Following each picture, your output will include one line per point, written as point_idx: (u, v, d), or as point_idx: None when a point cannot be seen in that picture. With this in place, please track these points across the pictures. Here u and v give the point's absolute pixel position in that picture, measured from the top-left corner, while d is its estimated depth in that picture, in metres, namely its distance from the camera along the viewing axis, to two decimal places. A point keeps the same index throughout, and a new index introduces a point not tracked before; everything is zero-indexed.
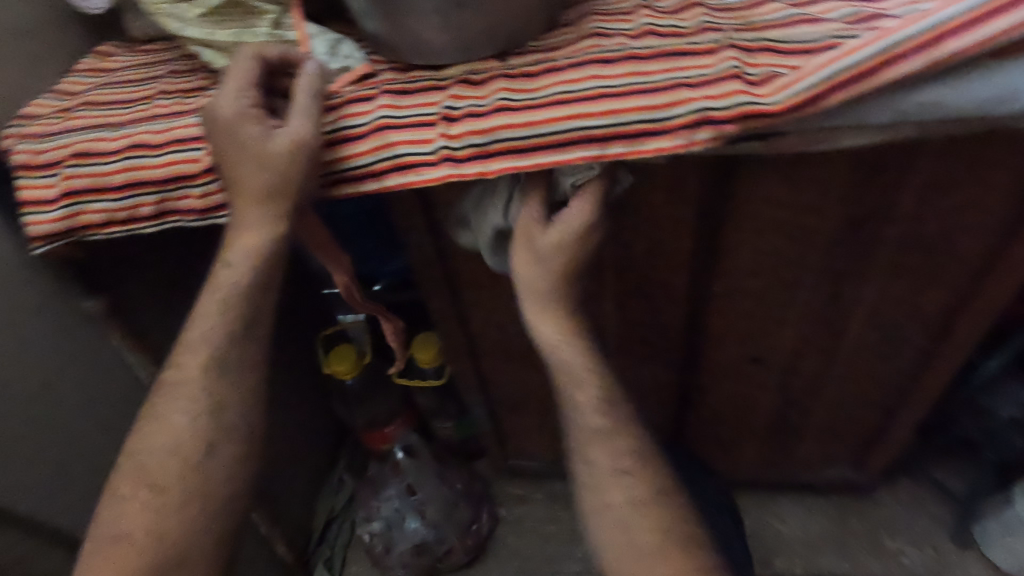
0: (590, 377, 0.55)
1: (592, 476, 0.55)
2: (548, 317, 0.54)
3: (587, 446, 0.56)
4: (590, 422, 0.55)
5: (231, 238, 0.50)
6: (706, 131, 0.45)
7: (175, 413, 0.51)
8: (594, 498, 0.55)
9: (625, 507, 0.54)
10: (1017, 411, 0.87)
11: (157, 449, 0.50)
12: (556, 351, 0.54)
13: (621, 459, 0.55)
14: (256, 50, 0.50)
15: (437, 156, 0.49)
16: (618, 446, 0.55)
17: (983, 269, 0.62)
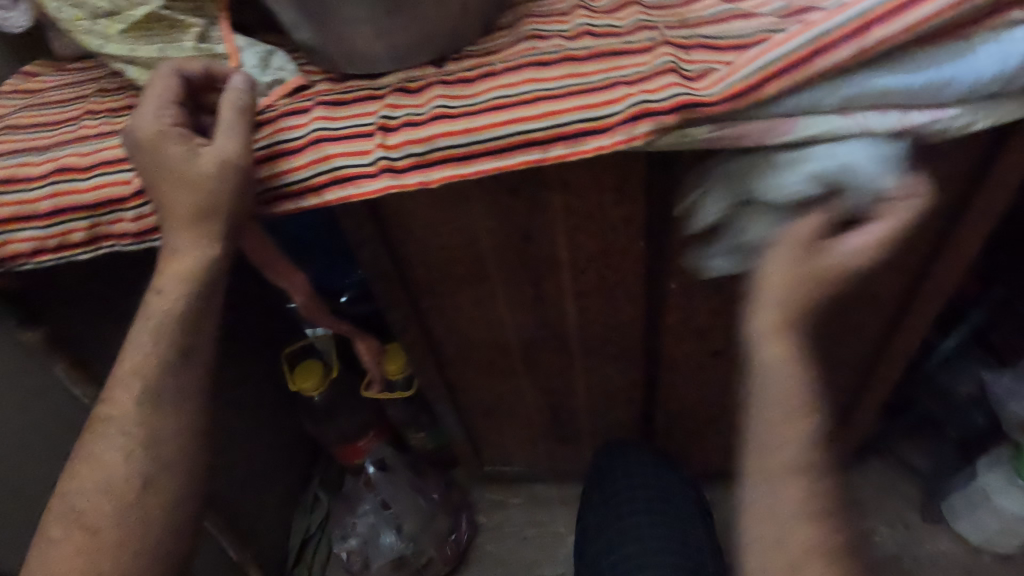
0: (802, 404, 0.46)
1: (774, 513, 0.45)
2: (788, 342, 0.45)
3: (771, 477, 0.46)
4: (794, 456, 0.46)
5: (163, 263, 0.49)
6: (647, 123, 0.43)
7: (107, 450, 0.50)
8: (773, 541, 0.45)
9: (812, 555, 0.44)
10: (974, 388, 0.90)
11: (89, 489, 0.49)
12: (777, 376, 0.45)
13: (809, 496, 0.45)
14: (177, 66, 0.48)
15: (376, 168, 0.47)
16: (815, 485, 0.45)
17: (933, 252, 0.62)
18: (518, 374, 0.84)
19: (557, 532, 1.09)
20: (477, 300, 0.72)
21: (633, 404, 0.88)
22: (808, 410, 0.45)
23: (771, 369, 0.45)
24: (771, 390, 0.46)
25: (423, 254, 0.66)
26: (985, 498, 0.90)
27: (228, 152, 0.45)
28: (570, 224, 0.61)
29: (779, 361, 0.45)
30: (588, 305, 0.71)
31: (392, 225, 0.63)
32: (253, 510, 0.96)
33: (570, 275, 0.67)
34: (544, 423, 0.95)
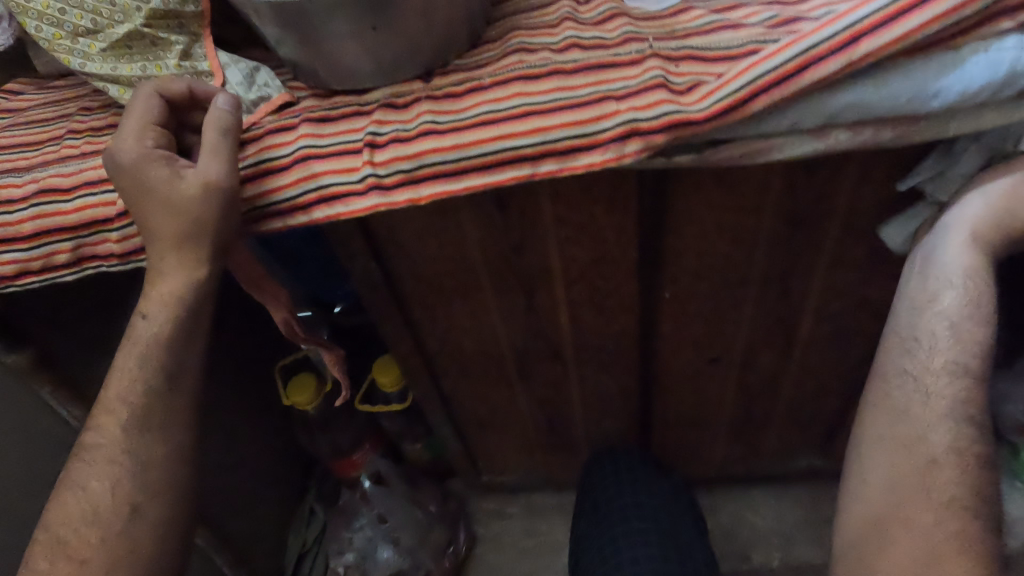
0: (974, 312, 0.46)
1: (917, 408, 0.47)
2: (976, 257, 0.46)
3: (918, 376, 0.47)
4: (946, 368, 0.46)
5: (150, 286, 0.48)
6: (635, 143, 0.43)
7: (93, 479, 0.49)
8: (906, 435, 0.47)
9: (950, 454, 0.45)
10: None
11: (76, 519, 0.49)
12: (955, 280, 0.47)
13: (957, 398, 0.46)
14: (157, 85, 0.48)
15: (364, 185, 0.46)
16: (973, 390, 0.46)
17: None
18: (514, 384, 0.84)
19: (556, 542, 1.08)
20: (470, 312, 0.72)
21: (630, 412, 0.87)
22: (977, 317, 0.46)
23: (956, 278, 0.47)
24: (944, 293, 0.47)
25: (414, 268, 0.65)
26: None
27: (210, 174, 0.44)
28: (562, 236, 0.61)
29: (960, 267, 0.47)
30: (582, 316, 0.71)
31: (382, 239, 0.62)
32: (247, 526, 0.95)
33: (563, 286, 0.67)
34: (541, 433, 0.94)
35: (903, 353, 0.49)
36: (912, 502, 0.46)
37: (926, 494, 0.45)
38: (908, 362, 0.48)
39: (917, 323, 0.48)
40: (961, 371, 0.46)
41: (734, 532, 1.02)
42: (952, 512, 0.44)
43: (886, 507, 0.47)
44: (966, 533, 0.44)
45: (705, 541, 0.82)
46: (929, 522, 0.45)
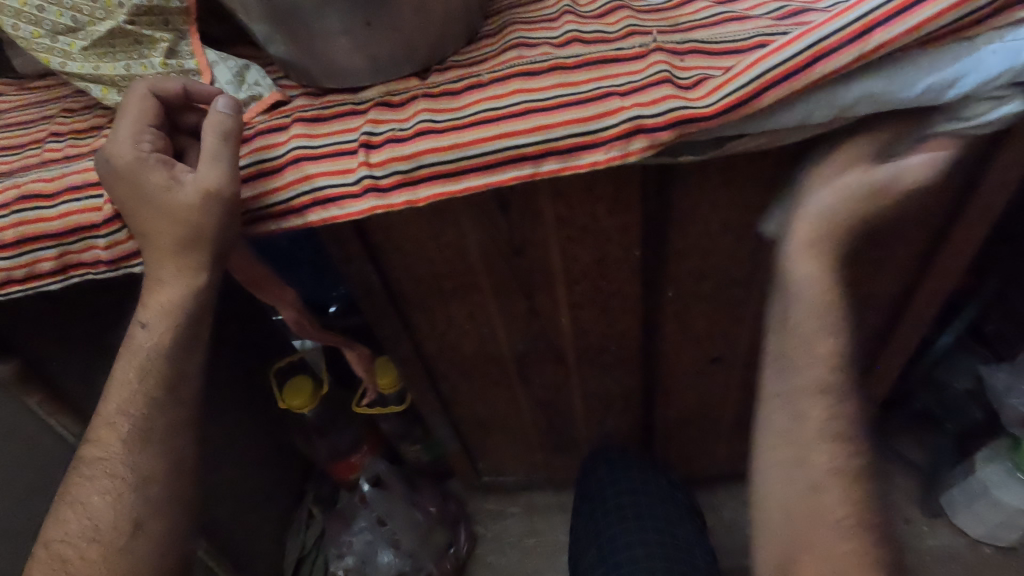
0: (828, 328, 0.46)
1: (799, 434, 0.48)
2: (817, 257, 0.45)
3: (792, 400, 0.48)
4: (818, 381, 0.47)
5: (147, 296, 0.47)
6: (641, 140, 0.42)
7: (94, 494, 0.47)
8: (790, 458, 0.48)
9: (828, 476, 0.47)
10: (970, 383, 0.92)
11: (78, 536, 0.47)
12: (805, 290, 0.46)
13: (831, 421, 0.47)
14: (151, 85, 0.46)
15: (360, 187, 0.45)
16: (835, 404, 0.47)
17: (930, 250, 0.62)
18: (513, 386, 0.83)
19: (557, 541, 1.07)
20: (470, 314, 0.70)
21: (631, 412, 0.86)
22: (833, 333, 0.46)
23: (804, 287, 0.46)
24: (792, 311, 0.47)
25: (413, 270, 0.64)
26: (985, 491, 0.90)
27: (211, 182, 0.42)
28: (566, 236, 0.59)
29: (804, 280, 0.46)
30: (584, 316, 0.69)
31: (380, 242, 0.61)
32: (247, 533, 0.93)
33: (566, 285, 0.65)
34: (541, 433, 0.93)
35: (775, 377, 0.50)
36: (811, 533, 0.46)
37: (812, 517, 0.47)
38: (781, 385, 0.49)
39: (782, 344, 0.49)
40: (828, 389, 0.47)
41: (735, 528, 1.02)
42: (847, 535, 0.46)
43: (788, 537, 0.47)
44: (858, 548, 0.46)
45: (702, 538, 0.81)
46: (827, 547, 0.46)
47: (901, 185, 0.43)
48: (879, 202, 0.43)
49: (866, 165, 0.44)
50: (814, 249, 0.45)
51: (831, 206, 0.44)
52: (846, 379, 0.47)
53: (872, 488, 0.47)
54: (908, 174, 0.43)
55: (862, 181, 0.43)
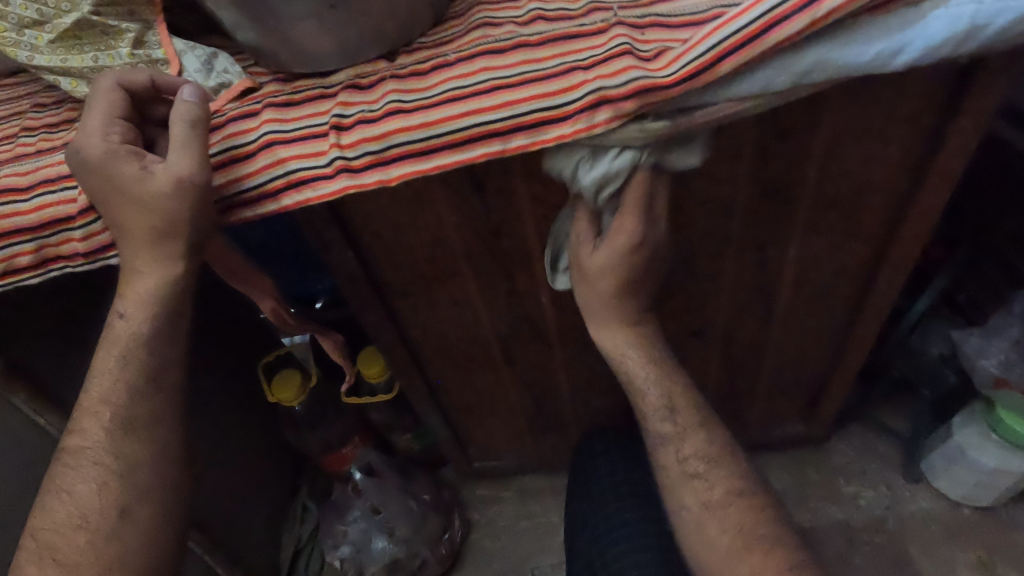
0: (653, 385, 0.58)
1: (677, 480, 0.57)
2: (615, 331, 0.57)
3: (654, 452, 0.59)
4: (661, 428, 0.58)
5: (124, 286, 0.47)
6: (605, 111, 0.43)
7: (79, 482, 0.48)
8: (671, 500, 0.57)
9: (703, 504, 0.55)
10: (945, 348, 0.93)
11: (63, 524, 0.47)
12: (622, 360, 0.58)
13: (689, 459, 0.57)
14: (118, 76, 0.46)
15: (332, 169, 0.45)
16: (691, 441, 0.58)
17: (896, 218, 0.64)
18: (499, 370, 0.84)
19: (550, 523, 1.09)
20: (451, 299, 0.71)
21: (617, 391, 0.88)
22: (666, 390, 0.58)
23: (615, 355, 0.58)
24: (624, 376, 0.59)
25: (392, 256, 0.65)
26: (962, 455, 0.92)
27: (181, 170, 0.43)
28: (540, 216, 0.60)
29: (617, 352, 0.58)
30: (563, 297, 0.71)
31: (358, 229, 0.61)
32: (241, 527, 0.94)
33: (543, 265, 0.66)
34: (529, 417, 0.95)
35: (643, 429, 0.60)
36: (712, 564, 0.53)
37: (707, 543, 0.54)
38: (647, 434, 0.59)
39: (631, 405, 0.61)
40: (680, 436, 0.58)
41: None
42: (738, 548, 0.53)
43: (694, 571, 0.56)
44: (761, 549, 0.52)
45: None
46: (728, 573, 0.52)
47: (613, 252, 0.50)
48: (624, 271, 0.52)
49: (589, 246, 0.52)
50: (604, 327, 0.57)
51: (583, 292, 0.55)
52: (685, 416, 0.58)
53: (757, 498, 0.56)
54: (609, 254, 0.50)
55: (585, 271, 0.53)
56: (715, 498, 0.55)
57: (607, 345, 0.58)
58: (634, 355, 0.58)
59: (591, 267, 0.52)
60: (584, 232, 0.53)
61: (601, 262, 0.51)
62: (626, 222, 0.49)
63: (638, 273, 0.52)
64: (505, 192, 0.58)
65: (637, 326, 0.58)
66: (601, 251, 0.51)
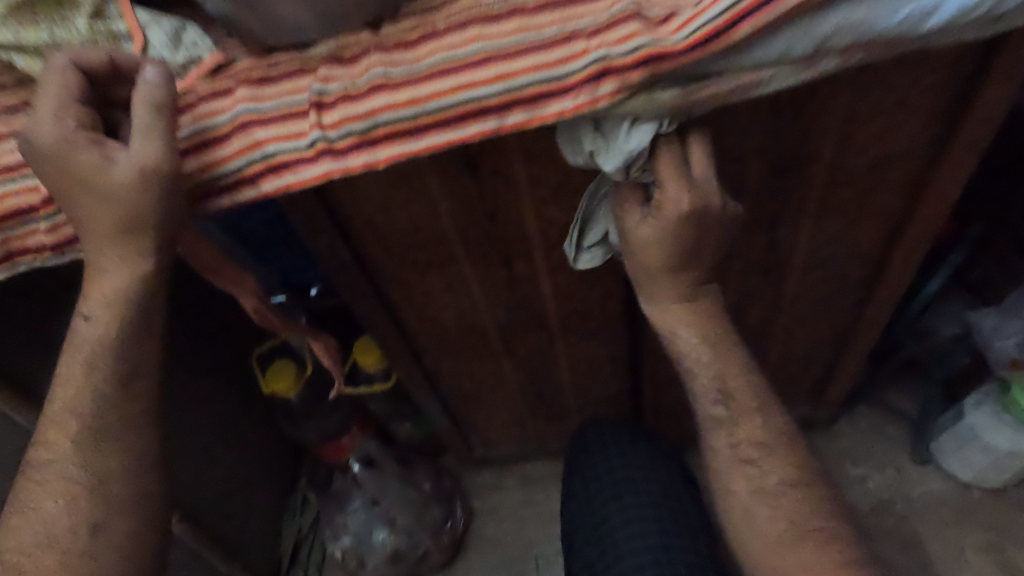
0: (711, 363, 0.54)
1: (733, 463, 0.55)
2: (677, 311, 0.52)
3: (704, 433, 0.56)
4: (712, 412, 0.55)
5: (88, 287, 0.45)
6: (609, 83, 0.39)
7: (46, 499, 0.45)
8: (722, 486, 0.56)
9: (754, 494, 0.54)
10: (959, 329, 0.90)
11: (30, 544, 0.45)
12: (685, 342, 0.53)
13: (742, 445, 0.54)
14: (72, 55, 0.42)
15: (314, 151, 0.42)
16: (748, 426, 0.54)
17: (914, 193, 0.60)
18: (498, 358, 0.81)
19: (553, 509, 1.07)
20: (447, 286, 0.68)
21: (620, 377, 0.85)
22: (720, 364, 0.54)
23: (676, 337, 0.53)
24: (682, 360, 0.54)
25: (384, 243, 0.61)
26: (973, 436, 0.91)
27: (146, 159, 0.40)
28: (539, 198, 0.57)
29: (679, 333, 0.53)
30: (564, 281, 0.67)
31: (346, 216, 0.58)
32: (237, 522, 0.93)
33: (543, 249, 0.63)
34: (530, 404, 0.92)
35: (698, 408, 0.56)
36: (762, 552, 0.53)
37: (754, 532, 0.53)
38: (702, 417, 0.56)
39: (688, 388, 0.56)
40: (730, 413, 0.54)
41: None
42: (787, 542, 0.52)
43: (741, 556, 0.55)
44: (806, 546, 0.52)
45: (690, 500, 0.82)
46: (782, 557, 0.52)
47: (666, 215, 0.45)
48: (679, 237, 0.47)
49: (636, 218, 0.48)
50: (660, 304, 0.53)
51: (633, 266, 0.51)
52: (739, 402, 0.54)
53: (804, 492, 0.54)
54: (656, 225, 0.46)
55: (632, 244, 0.49)
56: (768, 485, 0.53)
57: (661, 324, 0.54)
58: (688, 329, 0.53)
59: (637, 241, 0.48)
60: (627, 203, 0.48)
61: (651, 236, 0.47)
62: (674, 184, 0.44)
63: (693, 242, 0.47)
64: (501, 173, 0.54)
65: (698, 298, 0.52)
66: (647, 223, 0.47)
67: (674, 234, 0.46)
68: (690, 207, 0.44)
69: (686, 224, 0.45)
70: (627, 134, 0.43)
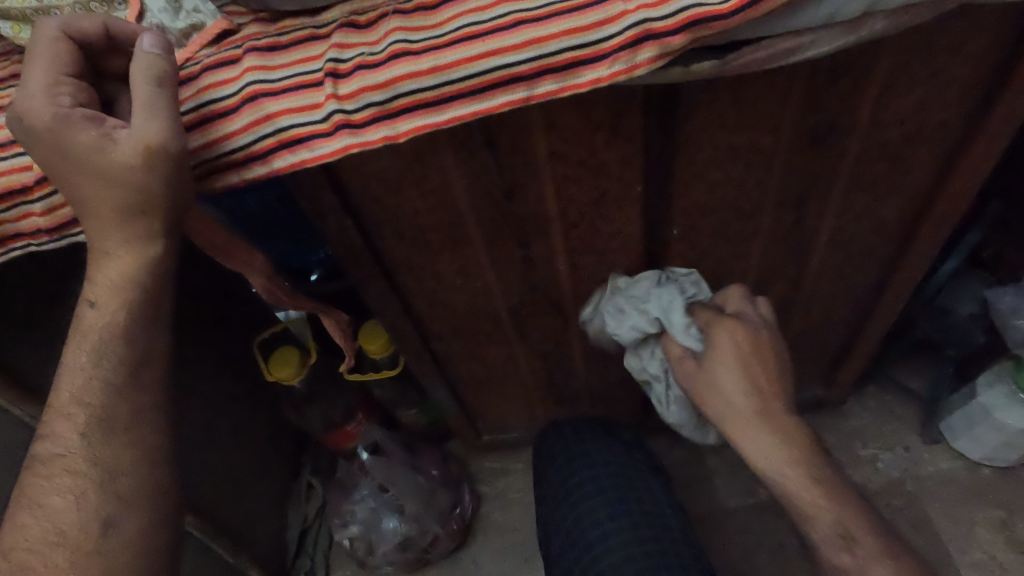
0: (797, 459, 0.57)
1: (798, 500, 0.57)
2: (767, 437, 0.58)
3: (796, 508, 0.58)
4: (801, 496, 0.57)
5: (93, 273, 0.42)
6: (649, 49, 0.37)
7: (53, 495, 0.43)
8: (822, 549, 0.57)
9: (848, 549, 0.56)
10: (976, 308, 0.90)
11: (38, 542, 0.42)
12: (778, 457, 0.58)
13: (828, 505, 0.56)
14: (63, 23, 0.39)
15: (330, 125, 0.39)
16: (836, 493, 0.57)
17: (945, 170, 0.58)
18: (510, 343, 0.79)
19: None
20: (459, 269, 0.66)
21: None
22: (799, 460, 0.57)
23: (773, 462, 0.58)
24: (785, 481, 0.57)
25: (395, 224, 0.59)
26: (985, 415, 0.90)
27: (150, 136, 0.38)
28: (561, 175, 0.54)
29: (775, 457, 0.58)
30: (582, 263, 0.65)
31: (357, 195, 0.55)
32: (243, 512, 0.91)
33: (562, 229, 0.60)
34: (541, 390, 0.91)
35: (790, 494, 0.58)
36: None
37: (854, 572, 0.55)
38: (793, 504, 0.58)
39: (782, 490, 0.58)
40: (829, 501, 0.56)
41: (738, 468, 1.04)
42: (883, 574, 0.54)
43: None
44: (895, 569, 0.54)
45: (665, 492, 0.83)
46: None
47: (714, 338, 0.62)
48: (740, 355, 0.60)
49: (696, 355, 0.62)
50: (757, 444, 0.58)
51: (716, 406, 0.60)
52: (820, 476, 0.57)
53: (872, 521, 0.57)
54: (719, 354, 0.60)
55: (706, 383, 0.60)
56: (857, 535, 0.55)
57: (758, 457, 0.58)
58: (771, 437, 0.58)
59: (706, 377, 0.61)
60: (678, 354, 0.63)
61: (722, 368, 0.60)
62: (707, 315, 0.63)
63: (758, 368, 0.60)
64: (521, 149, 0.51)
65: (772, 411, 0.59)
66: (710, 358, 0.61)
67: (740, 356, 0.60)
68: (739, 331, 0.61)
69: (743, 348, 0.60)
70: (661, 293, 0.64)
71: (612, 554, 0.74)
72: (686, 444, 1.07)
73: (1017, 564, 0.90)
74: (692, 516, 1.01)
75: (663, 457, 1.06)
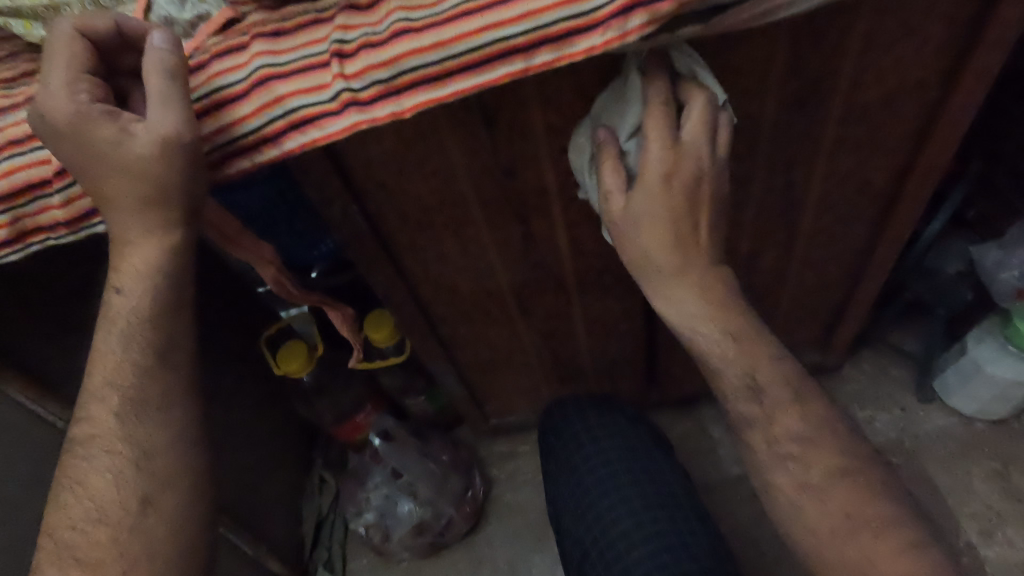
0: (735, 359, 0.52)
1: (754, 369, 0.52)
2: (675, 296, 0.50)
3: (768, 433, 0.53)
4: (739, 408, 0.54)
5: (116, 262, 0.44)
6: (640, 15, 0.38)
7: (93, 474, 0.45)
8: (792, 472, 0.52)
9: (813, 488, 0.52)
10: (963, 265, 0.93)
11: (80, 519, 0.45)
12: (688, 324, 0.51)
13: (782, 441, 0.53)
14: (77, 21, 0.40)
15: (339, 103, 0.41)
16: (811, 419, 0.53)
17: (925, 129, 0.60)
18: (514, 322, 0.81)
19: None
20: (462, 249, 0.67)
21: (636, 335, 0.85)
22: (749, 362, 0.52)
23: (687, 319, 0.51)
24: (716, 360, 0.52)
25: (397, 206, 0.60)
26: (977, 370, 0.93)
27: (168, 126, 0.39)
28: (556, 149, 0.56)
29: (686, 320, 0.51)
30: (580, 237, 0.67)
31: (360, 179, 0.57)
32: (257, 504, 0.92)
33: (559, 203, 0.62)
34: (546, 368, 0.92)
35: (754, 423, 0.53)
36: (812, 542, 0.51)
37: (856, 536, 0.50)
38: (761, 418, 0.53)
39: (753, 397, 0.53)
40: (755, 363, 0.52)
41: None
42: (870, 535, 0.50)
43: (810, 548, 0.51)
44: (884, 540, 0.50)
45: (671, 463, 0.85)
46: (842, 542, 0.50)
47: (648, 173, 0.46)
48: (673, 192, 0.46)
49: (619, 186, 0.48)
50: (663, 292, 0.50)
51: (630, 252, 0.49)
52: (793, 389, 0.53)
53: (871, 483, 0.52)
54: (647, 196, 0.46)
55: (622, 224, 0.48)
56: (813, 481, 0.52)
57: (672, 312, 0.51)
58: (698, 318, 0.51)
59: (626, 216, 0.48)
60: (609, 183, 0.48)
61: (647, 208, 0.46)
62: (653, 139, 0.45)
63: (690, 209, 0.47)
64: (515, 126, 0.53)
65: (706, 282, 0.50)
66: (634, 192, 0.47)
67: (667, 202, 0.46)
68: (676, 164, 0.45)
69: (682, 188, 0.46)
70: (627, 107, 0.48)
71: (623, 522, 0.77)
72: (689, 417, 1.09)
73: (1013, 512, 0.93)
74: (699, 487, 1.03)
75: (666, 430, 1.09)
